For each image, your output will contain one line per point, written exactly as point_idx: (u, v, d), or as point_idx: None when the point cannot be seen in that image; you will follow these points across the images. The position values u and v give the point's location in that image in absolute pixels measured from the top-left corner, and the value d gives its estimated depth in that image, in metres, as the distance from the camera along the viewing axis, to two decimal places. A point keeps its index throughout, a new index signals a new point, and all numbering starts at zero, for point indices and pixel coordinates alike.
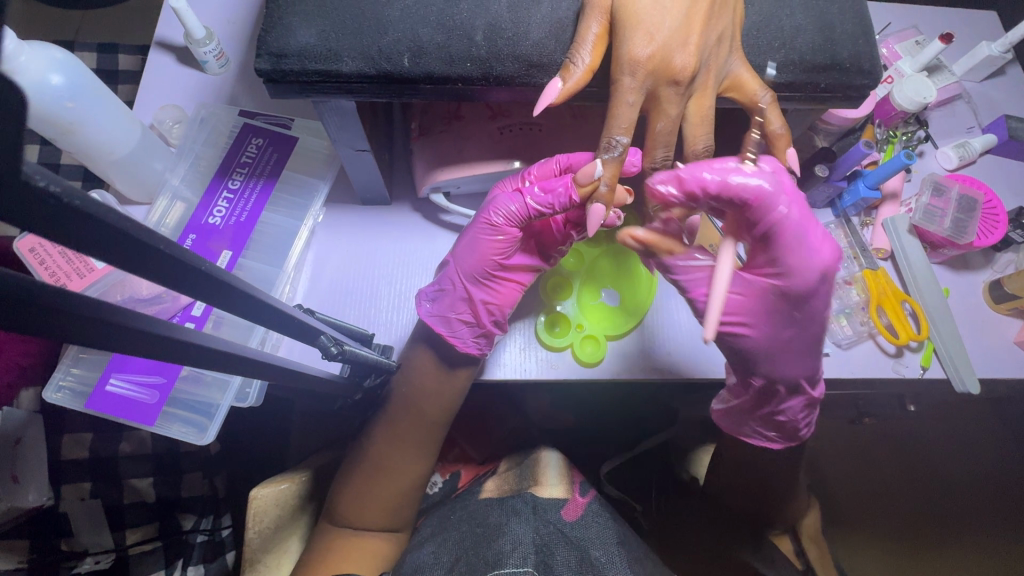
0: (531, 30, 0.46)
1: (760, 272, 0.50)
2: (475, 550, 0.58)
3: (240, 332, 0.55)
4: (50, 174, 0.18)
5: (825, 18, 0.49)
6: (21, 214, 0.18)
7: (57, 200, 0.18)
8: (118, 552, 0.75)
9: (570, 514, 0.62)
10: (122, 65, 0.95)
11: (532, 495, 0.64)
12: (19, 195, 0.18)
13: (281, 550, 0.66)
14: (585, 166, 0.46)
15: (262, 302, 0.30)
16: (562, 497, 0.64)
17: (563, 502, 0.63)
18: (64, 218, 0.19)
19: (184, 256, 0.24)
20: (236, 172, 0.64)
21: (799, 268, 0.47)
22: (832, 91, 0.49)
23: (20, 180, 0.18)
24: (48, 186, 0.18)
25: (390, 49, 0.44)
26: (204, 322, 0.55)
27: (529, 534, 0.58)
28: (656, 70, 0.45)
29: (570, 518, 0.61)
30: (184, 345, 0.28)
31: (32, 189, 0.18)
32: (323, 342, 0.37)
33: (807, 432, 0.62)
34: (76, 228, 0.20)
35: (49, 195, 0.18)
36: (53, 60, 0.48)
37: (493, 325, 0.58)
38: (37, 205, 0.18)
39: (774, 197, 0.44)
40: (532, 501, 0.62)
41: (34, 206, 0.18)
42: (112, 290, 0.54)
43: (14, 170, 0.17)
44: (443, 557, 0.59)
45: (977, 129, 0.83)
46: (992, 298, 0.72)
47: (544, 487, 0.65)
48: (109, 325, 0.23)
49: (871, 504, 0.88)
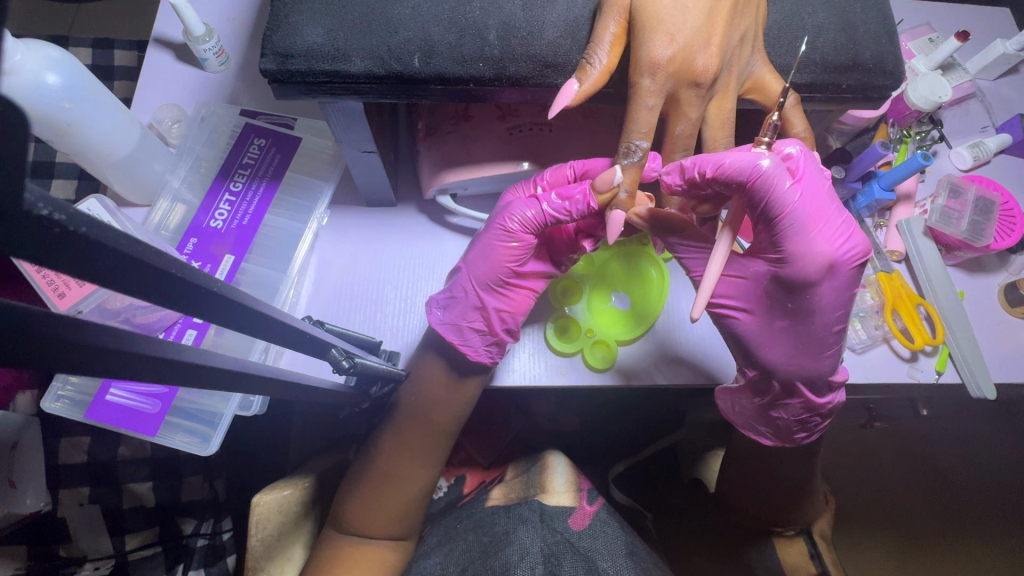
0: (546, 29, 0.44)
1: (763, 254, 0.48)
2: (482, 560, 0.57)
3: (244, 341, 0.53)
4: (53, 200, 0.17)
5: (848, 17, 0.48)
6: (28, 248, 0.17)
7: (63, 228, 0.17)
8: (117, 557, 0.73)
9: (577, 524, 0.60)
10: (119, 61, 0.93)
11: (539, 502, 0.62)
12: (22, 227, 0.16)
13: (284, 558, 0.64)
14: (603, 172, 0.45)
15: (273, 318, 0.29)
16: (570, 505, 0.62)
17: (571, 510, 0.61)
18: (69, 247, 0.17)
19: (196, 277, 0.22)
20: (238, 174, 0.62)
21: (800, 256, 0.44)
22: (854, 92, 0.48)
23: (21, 209, 0.16)
24: (52, 214, 0.17)
25: (400, 49, 0.43)
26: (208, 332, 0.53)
27: (536, 543, 0.57)
28: (676, 71, 0.43)
29: (578, 528, 0.59)
30: (192, 367, 0.26)
31: (36, 219, 0.16)
32: (334, 356, 0.36)
33: (803, 437, 0.58)
34: (81, 256, 0.18)
35: (51, 222, 0.17)
36: (49, 58, 0.47)
37: (505, 334, 0.57)
38: (40, 236, 0.17)
39: (774, 179, 0.42)
40: (539, 509, 0.60)
41: (37, 236, 0.17)
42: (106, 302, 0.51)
43: (15, 197, 0.16)
44: (451, 567, 0.59)
45: (992, 129, 0.82)
46: (1006, 301, 0.72)
47: (551, 494, 0.63)
48: (114, 352, 0.22)
49: (876, 509, 0.88)
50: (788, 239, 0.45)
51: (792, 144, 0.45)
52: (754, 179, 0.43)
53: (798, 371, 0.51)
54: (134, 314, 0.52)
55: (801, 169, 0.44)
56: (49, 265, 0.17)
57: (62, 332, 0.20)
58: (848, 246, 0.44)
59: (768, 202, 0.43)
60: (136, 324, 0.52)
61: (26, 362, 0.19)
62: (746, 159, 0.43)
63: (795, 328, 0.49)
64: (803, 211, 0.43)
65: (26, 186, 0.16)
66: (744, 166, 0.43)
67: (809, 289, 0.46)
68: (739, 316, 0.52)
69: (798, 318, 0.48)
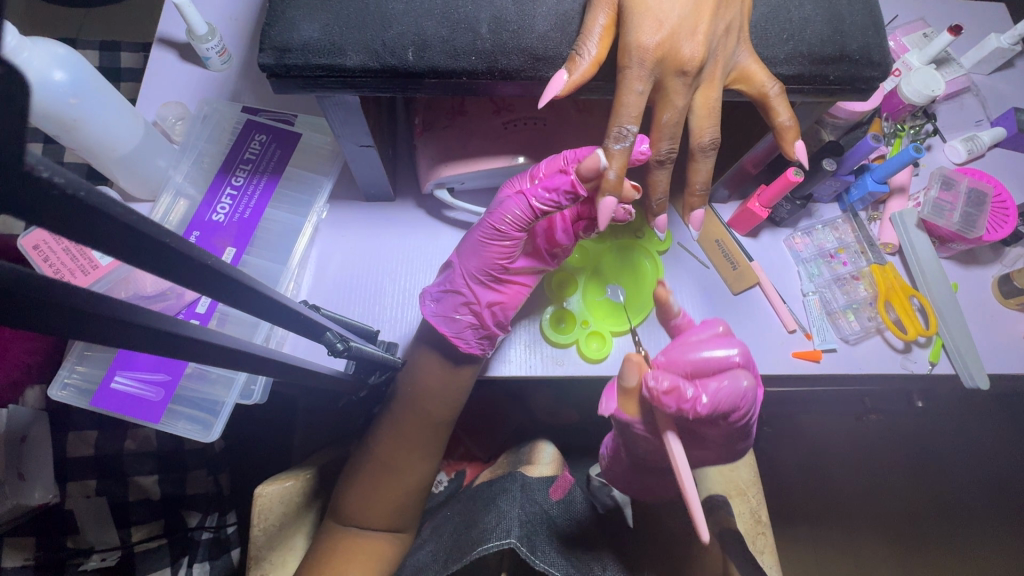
0: (536, 23, 0.45)
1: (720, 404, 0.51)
2: (464, 534, 0.60)
3: (245, 329, 0.55)
4: (54, 166, 0.18)
5: (835, 8, 0.49)
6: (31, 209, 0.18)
7: (62, 191, 0.18)
8: (123, 549, 0.75)
9: (555, 493, 0.67)
10: (125, 63, 0.95)
11: (523, 476, 0.66)
12: (25, 189, 0.17)
13: (287, 547, 0.65)
14: (588, 159, 0.46)
15: (267, 297, 0.30)
16: (552, 475, 0.69)
17: (551, 482, 0.68)
18: (71, 213, 0.19)
19: (190, 249, 0.23)
20: (239, 169, 0.64)
21: (740, 442, 0.56)
22: (841, 83, 0.48)
23: (23, 172, 0.17)
24: (52, 177, 0.18)
25: (394, 43, 0.44)
26: (209, 320, 0.55)
27: (513, 510, 0.60)
28: (663, 59, 0.44)
29: (554, 497, 0.67)
30: (194, 342, 0.27)
31: (38, 181, 0.17)
32: (329, 339, 0.37)
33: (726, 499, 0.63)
34: (78, 218, 0.19)
35: (52, 186, 0.18)
36: (56, 55, 0.48)
37: (496, 326, 0.58)
38: (44, 199, 0.18)
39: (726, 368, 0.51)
40: (521, 482, 0.65)
41: (37, 200, 0.18)
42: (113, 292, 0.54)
43: (17, 161, 0.17)
44: (437, 550, 0.61)
45: (986, 122, 0.82)
46: (1000, 293, 0.72)
47: (535, 466, 0.69)
48: (114, 322, 0.23)
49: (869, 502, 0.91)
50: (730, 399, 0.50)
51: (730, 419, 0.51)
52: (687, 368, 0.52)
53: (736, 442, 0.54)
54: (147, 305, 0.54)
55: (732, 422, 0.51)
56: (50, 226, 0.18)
57: (66, 300, 0.21)
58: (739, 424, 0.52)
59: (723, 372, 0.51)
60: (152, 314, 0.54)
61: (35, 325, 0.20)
62: (733, 391, 0.49)
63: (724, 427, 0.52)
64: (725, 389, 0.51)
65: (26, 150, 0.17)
66: (732, 396, 0.49)
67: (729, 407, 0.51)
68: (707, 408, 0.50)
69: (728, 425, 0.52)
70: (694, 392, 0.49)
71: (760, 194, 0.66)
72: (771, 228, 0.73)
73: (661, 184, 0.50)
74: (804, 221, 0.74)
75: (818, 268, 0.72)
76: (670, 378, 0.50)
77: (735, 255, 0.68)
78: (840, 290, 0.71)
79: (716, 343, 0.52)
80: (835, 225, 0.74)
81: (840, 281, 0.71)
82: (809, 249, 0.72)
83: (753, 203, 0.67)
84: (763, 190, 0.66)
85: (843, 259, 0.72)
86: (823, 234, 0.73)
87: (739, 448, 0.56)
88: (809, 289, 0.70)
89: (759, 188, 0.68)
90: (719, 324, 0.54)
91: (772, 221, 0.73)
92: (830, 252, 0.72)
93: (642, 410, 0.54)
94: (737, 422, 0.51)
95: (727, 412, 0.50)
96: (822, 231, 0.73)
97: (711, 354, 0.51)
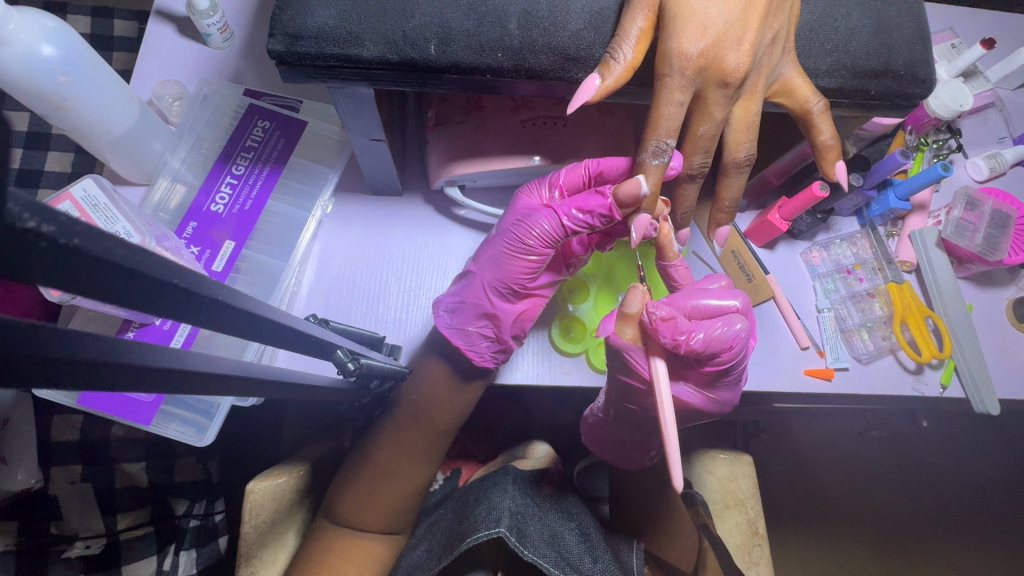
0: (569, 20, 0.42)
1: (720, 340, 0.48)
2: (456, 531, 0.58)
3: (234, 350, 0.53)
4: (43, 211, 0.15)
5: (882, 20, 0.46)
6: (9, 261, 0.15)
7: (52, 241, 0.16)
8: (109, 537, 0.70)
9: (546, 486, 0.69)
10: (118, 31, 0.90)
11: (515, 470, 0.66)
12: (7, 239, 0.15)
13: (276, 545, 0.61)
14: (628, 184, 0.44)
15: (277, 326, 0.28)
16: (545, 467, 0.72)
17: (540, 476, 0.70)
18: (61, 264, 0.16)
19: (199, 285, 0.21)
20: (240, 157, 0.60)
21: (726, 395, 0.54)
22: (883, 99, 0.46)
23: (7, 221, 0.14)
24: (40, 226, 0.15)
25: (416, 35, 0.41)
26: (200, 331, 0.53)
27: (508, 502, 0.58)
28: (705, 68, 0.42)
29: (547, 489, 0.68)
30: (194, 375, 0.25)
31: (24, 232, 0.15)
32: (339, 357, 0.36)
33: (705, 418, 0.58)
34: (80, 274, 0.17)
35: (40, 236, 0.15)
36: (44, 28, 0.44)
37: (512, 340, 0.57)
38: (30, 250, 0.15)
39: (727, 308, 0.50)
40: (511, 473, 0.65)
41: (19, 252, 0.15)
42: (93, 309, 0.50)
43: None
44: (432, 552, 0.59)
45: (1009, 140, 0.80)
46: (1015, 316, 0.71)
47: (528, 460, 0.73)
48: (108, 363, 0.21)
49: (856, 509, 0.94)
50: (725, 337, 0.48)
51: (726, 355, 0.49)
52: (692, 307, 0.50)
53: (716, 375, 0.52)
54: (130, 322, 0.52)
55: (725, 359, 0.49)
56: (33, 282, 0.16)
57: (50, 349, 0.18)
58: (732, 360, 0.50)
59: (724, 311, 0.50)
60: (129, 333, 0.52)
61: (18, 384, 0.18)
62: (728, 331, 0.48)
63: (718, 363, 0.50)
64: (726, 328, 0.48)
65: (11, 195, 0.14)
66: (726, 337, 0.48)
67: (725, 346, 0.48)
68: (703, 335, 0.48)
69: (715, 365, 0.50)
70: (689, 328, 0.48)
71: (781, 206, 0.64)
72: (788, 240, 0.71)
73: (689, 198, 0.50)
74: (821, 235, 0.72)
75: (833, 284, 0.70)
76: (669, 309, 0.48)
77: (751, 267, 0.67)
78: (855, 307, 0.69)
79: (720, 294, 0.51)
80: (854, 240, 0.72)
81: (856, 298, 0.70)
82: (826, 264, 0.70)
83: (773, 215, 0.65)
84: (785, 202, 0.64)
85: (860, 276, 0.70)
86: (841, 249, 0.72)
87: (725, 401, 0.55)
88: (824, 305, 0.69)
89: (779, 201, 0.66)
90: (724, 279, 0.54)
91: (790, 234, 0.71)
92: (847, 268, 0.71)
93: (642, 339, 0.50)
94: (726, 364, 0.50)
95: (719, 352, 0.49)
96: (839, 246, 0.72)
97: (711, 300, 0.50)
